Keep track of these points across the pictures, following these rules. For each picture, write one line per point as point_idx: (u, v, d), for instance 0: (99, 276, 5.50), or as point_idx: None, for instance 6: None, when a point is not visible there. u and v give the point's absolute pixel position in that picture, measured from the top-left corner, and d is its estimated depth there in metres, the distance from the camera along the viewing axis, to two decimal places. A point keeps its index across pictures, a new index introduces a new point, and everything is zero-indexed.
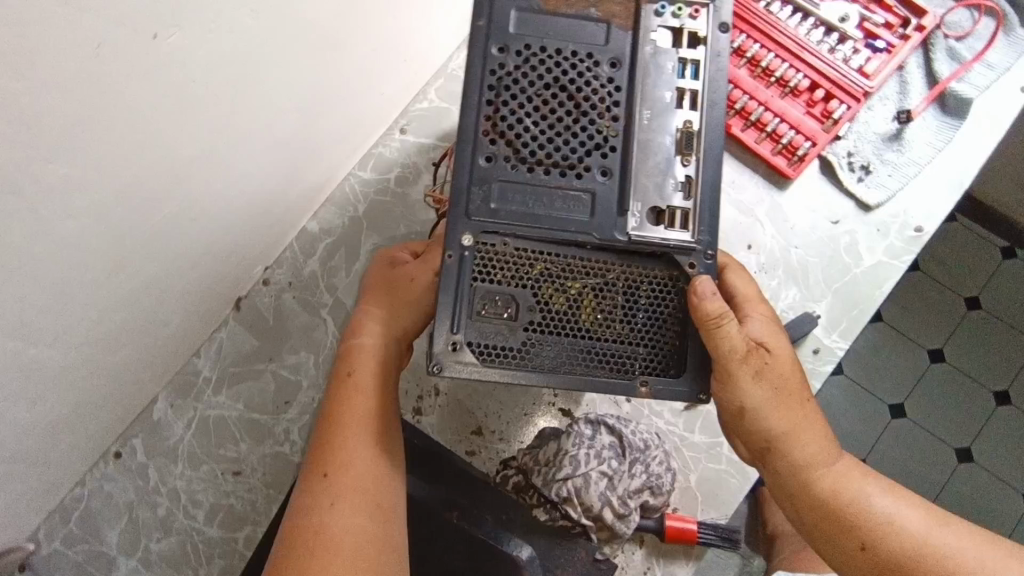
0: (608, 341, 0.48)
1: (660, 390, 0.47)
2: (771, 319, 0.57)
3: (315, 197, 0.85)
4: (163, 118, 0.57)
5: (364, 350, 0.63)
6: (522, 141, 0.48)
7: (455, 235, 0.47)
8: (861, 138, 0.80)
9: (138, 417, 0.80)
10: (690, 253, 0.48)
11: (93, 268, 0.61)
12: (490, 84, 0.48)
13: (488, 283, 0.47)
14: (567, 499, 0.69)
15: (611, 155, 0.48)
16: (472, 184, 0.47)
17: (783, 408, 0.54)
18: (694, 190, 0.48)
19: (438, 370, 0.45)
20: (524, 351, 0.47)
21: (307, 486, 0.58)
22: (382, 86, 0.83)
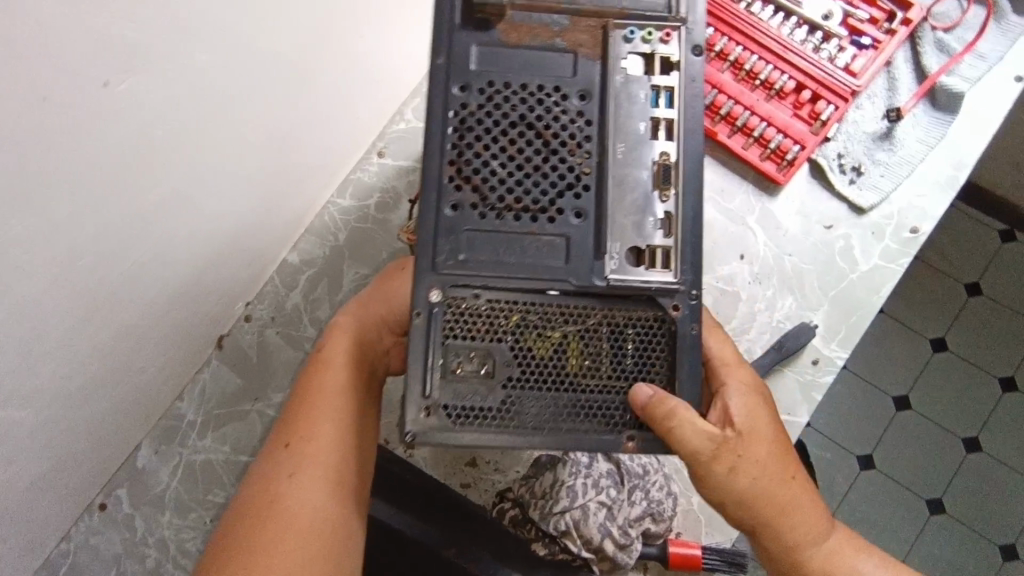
0: (592, 394, 0.45)
1: (649, 444, 0.46)
2: (748, 384, 0.54)
3: (293, 230, 0.82)
4: (123, 165, 0.55)
5: (340, 328, 0.62)
6: (489, 186, 0.45)
7: (422, 292, 0.44)
8: (850, 138, 0.78)
9: (122, 465, 0.77)
10: (674, 294, 0.46)
11: (61, 325, 0.58)
12: (453, 127, 0.45)
13: (460, 341, 0.45)
14: (566, 532, 0.67)
15: (584, 195, 0.46)
16: (439, 234, 0.45)
17: (764, 489, 0.51)
18: (675, 226, 0.46)
19: (410, 439, 0.44)
20: (503, 412, 0.45)
21: (268, 453, 0.56)
22: (355, 110, 0.80)
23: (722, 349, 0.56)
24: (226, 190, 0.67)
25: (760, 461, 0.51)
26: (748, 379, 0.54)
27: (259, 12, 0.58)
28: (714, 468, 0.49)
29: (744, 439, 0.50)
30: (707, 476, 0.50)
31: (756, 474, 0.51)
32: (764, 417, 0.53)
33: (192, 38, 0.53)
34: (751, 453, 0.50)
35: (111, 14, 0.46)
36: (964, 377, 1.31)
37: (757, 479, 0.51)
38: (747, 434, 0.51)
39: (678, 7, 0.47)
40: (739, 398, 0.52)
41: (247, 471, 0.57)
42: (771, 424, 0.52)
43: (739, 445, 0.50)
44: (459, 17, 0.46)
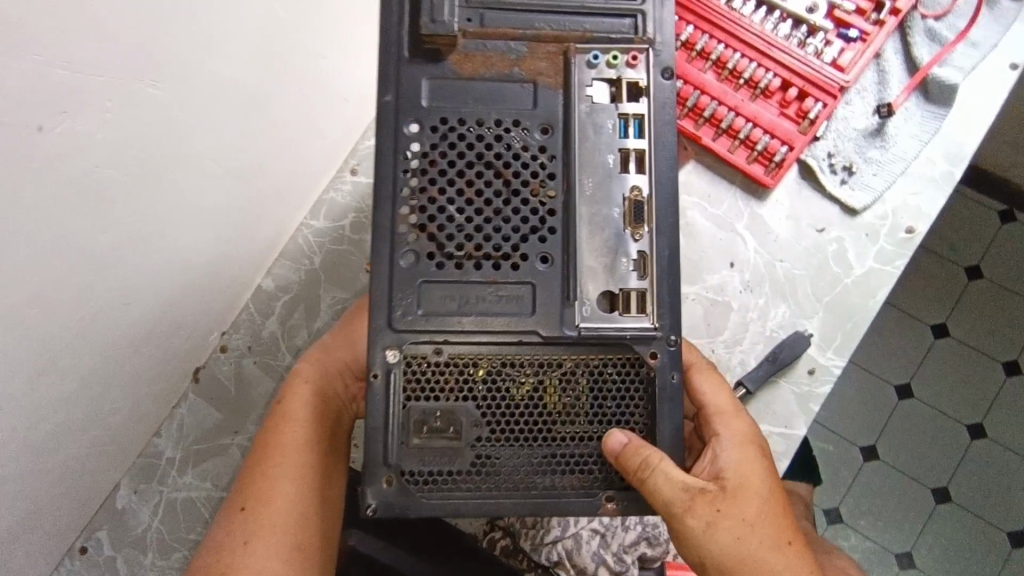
0: (563, 446, 0.45)
1: (628, 505, 0.45)
2: (744, 436, 0.52)
3: (265, 255, 0.80)
4: (70, 209, 0.52)
5: (300, 377, 0.63)
6: (447, 234, 0.44)
7: (379, 351, 0.43)
8: (840, 136, 0.75)
9: (101, 507, 0.75)
10: (651, 341, 0.45)
11: (18, 377, 0.55)
12: (408, 170, 0.44)
13: (423, 403, 0.44)
14: (559, 563, 0.66)
15: (549, 238, 0.45)
16: (397, 286, 0.44)
17: (760, 556, 0.47)
18: (650, 266, 0.45)
19: (372, 512, 0.43)
20: (472, 473, 0.44)
21: (226, 518, 0.57)
22: (323, 130, 0.77)
23: (719, 398, 0.54)
24: (187, 223, 0.64)
25: (754, 521, 0.47)
26: (744, 431, 0.53)
27: (205, 37, 0.55)
28: (698, 525, 0.46)
29: (734, 495, 0.48)
30: (692, 536, 0.47)
31: (749, 536, 0.47)
32: (757, 474, 0.50)
33: (135, 72, 0.50)
34: (742, 511, 0.47)
35: (40, 56, 0.43)
36: (965, 363, 1.29)
37: (752, 543, 0.47)
38: (737, 490, 0.48)
39: (646, 27, 0.46)
40: (730, 449, 0.51)
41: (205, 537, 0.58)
42: (768, 481, 0.50)
43: (727, 500, 0.47)
44: (408, 50, 0.45)
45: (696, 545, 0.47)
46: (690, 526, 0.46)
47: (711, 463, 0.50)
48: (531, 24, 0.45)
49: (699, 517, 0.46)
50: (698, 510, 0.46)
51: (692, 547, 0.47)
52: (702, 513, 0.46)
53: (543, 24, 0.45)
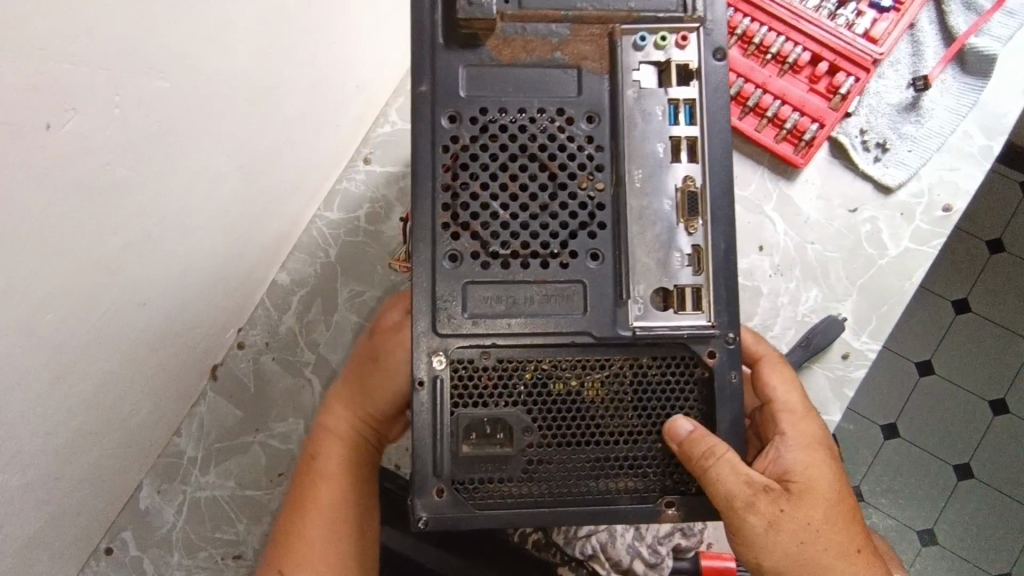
0: (617, 451, 0.43)
1: (689, 510, 0.44)
2: (812, 439, 0.50)
3: (279, 249, 0.77)
4: (81, 210, 0.50)
5: (328, 429, 0.59)
6: (491, 231, 0.42)
7: (423, 355, 0.42)
8: (873, 112, 0.72)
9: (124, 507, 0.74)
10: (708, 340, 0.43)
11: (35, 382, 0.54)
12: (446, 165, 0.42)
13: (471, 408, 0.42)
14: (593, 556, 0.65)
15: (598, 233, 0.43)
16: (439, 287, 0.42)
17: (824, 561, 0.45)
18: (705, 260, 0.43)
19: (423, 525, 0.42)
20: (525, 478, 0.43)
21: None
22: (335, 119, 0.74)
23: (789, 396, 0.52)
24: (199, 221, 0.62)
25: (819, 526, 0.46)
26: (813, 433, 0.50)
27: (213, 26, 0.52)
28: (760, 525, 0.44)
29: (800, 497, 0.46)
30: (752, 536, 0.45)
31: (813, 540, 0.45)
32: (823, 476, 0.48)
33: (142, 66, 0.48)
34: (808, 515, 0.45)
35: (44, 51, 0.40)
36: (987, 339, 1.27)
37: (816, 548, 0.45)
38: (804, 493, 0.46)
39: (695, 4, 0.44)
40: (797, 450, 0.49)
41: None
42: (836, 487, 0.48)
43: (792, 501, 0.46)
44: (442, 36, 0.43)
45: (758, 548, 0.45)
46: (753, 525, 0.44)
47: (774, 460, 0.48)
48: (572, 5, 0.43)
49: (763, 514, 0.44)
50: (762, 509, 0.44)
51: (753, 548, 0.45)
52: (765, 511, 0.45)
53: (586, 5, 0.43)
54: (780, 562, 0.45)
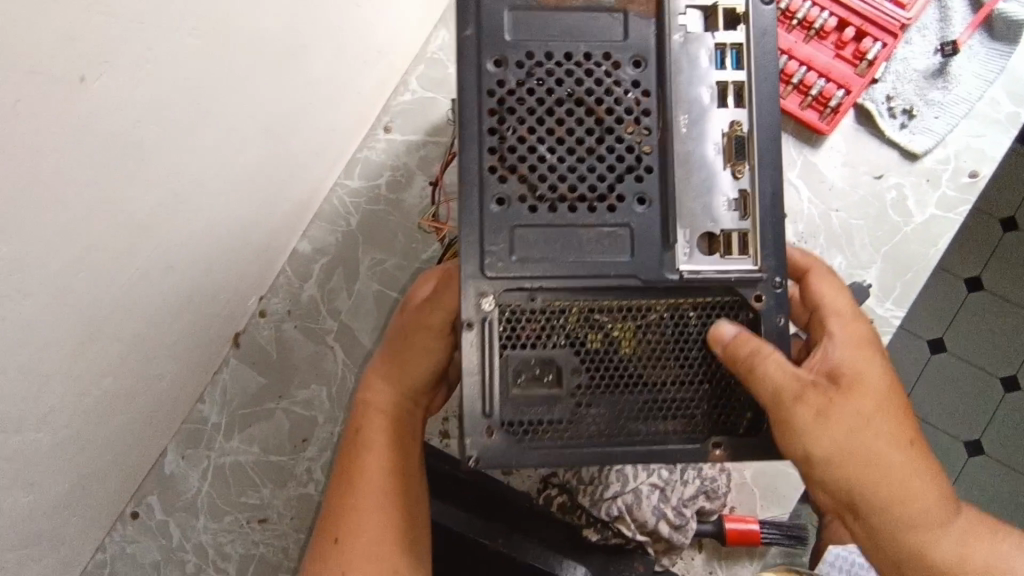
0: (664, 395, 0.44)
1: (737, 450, 0.44)
2: (861, 338, 0.47)
3: (301, 217, 0.77)
4: (111, 167, 0.49)
5: (374, 407, 0.57)
6: (538, 175, 0.42)
7: (471, 297, 0.42)
8: (900, 78, 0.71)
9: (149, 472, 0.75)
10: (755, 284, 0.44)
11: (64, 342, 0.54)
12: (492, 109, 0.42)
13: (519, 350, 0.43)
14: (618, 517, 0.65)
15: (646, 177, 0.43)
16: (486, 232, 0.42)
17: (878, 453, 0.43)
18: (751, 205, 0.43)
19: (474, 463, 0.42)
20: (573, 419, 0.43)
21: (318, 547, 0.54)
22: (358, 85, 0.74)
23: (838, 301, 0.49)
24: (225, 184, 0.62)
25: (871, 416, 0.43)
26: (862, 333, 0.47)
27: None
28: (808, 417, 0.42)
29: (850, 392, 0.44)
30: (801, 428, 0.42)
31: (868, 432, 0.43)
32: (873, 369, 0.45)
33: (172, 20, 0.48)
34: (858, 405, 0.43)
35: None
36: (1002, 317, 1.26)
37: (872, 438, 0.43)
38: (852, 385, 0.44)
39: None
40: (846, 347, 0.46)
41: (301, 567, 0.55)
42: (889, 382, 0.45)
43: (839, 393, 0.44)
44: None
45: (809, 440, 0.42)
46: (801, 415, 0.42)
47: (821, 359, 0.46)
48: None
49: (812, 407, 0.43)
50: (808, 399, 0.43)
51: (803, 441, 0.42)
52: (812, 402, 0.43)
53: None
54: (834, 458, 0.43)
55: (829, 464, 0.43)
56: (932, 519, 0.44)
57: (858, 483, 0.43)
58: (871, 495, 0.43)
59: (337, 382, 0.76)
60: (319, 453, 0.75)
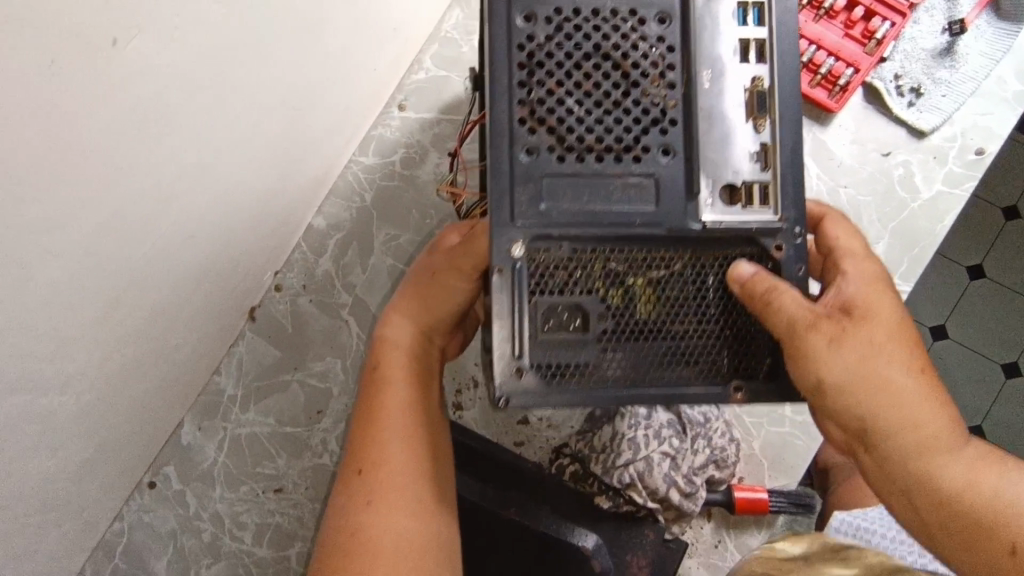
0: (686, 338, 0.45)
1: (756, 393, 0.46)
2: (875, 274, 0.47)
3: (316, 192, 0.78)
4: (140, 133, 0.50)
5: (394, 344, 0.57)
6: (566, 126, 0.43)
7: (503, 245, 0.43)
8: (908, 57, 0.72)
9: (166, 444, 0.76)
10: (775, 234, 0.45)
11: (89, 308, 0.55)
12: (522, 63, 0.43)
13: (548, 297, 0.44)
14: (630, 484, 0.67)
15: (670, 130, 0.44)
16: (516, 182, 0.43)
17: (891, 377, 0.43)
18: (772, 157, 0.45)
19: (505, 404, 0.43)
20: (598, 363, 0.45)
21: (342, 482, 0.53)
22: (374, 62, 0.75)
23: (853, 242, 0.50)
24: (247, 155, 0.63)
25: (883, 343, 0.44)
26: (877, 271, 0.48)
27: None
28: (819, 343, 0.43)
29: (860, 321, 0.44)
30: (812, 353, 0.43)
31: (878, 357, 0.43)
32: (886, 302, 0.46)
33: None
34: (870, 332, 0.44)
35: None
36: (1003, 304, 1.27)
37: (880, 363, 0.43)
38: (864, 314, 0.45)
39: None
40: (859, 281, 0.47)
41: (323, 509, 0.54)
42: (902, 314, 0.45)
43: (848, 321, 0.44)
44: None
45: (820, 364, 0.43)
46: (812, 340, 0.43)
47: (834, 294, 0.47)
48: None
49: (822, 332, 0.43)
50: (820, 326, 0.43)
51: (813, 366, 0.43)
52: (824, 328, 0.43)
53: None
54: (843, 382, 0.43)
55: (837, 387, 0.43)
56: (942, 445, 0.43)
57: (866, 406, 0.43)
58: (878, 418, 0.43)
59: (352, 354, 0.78)
60: (334, 424, 0.76)
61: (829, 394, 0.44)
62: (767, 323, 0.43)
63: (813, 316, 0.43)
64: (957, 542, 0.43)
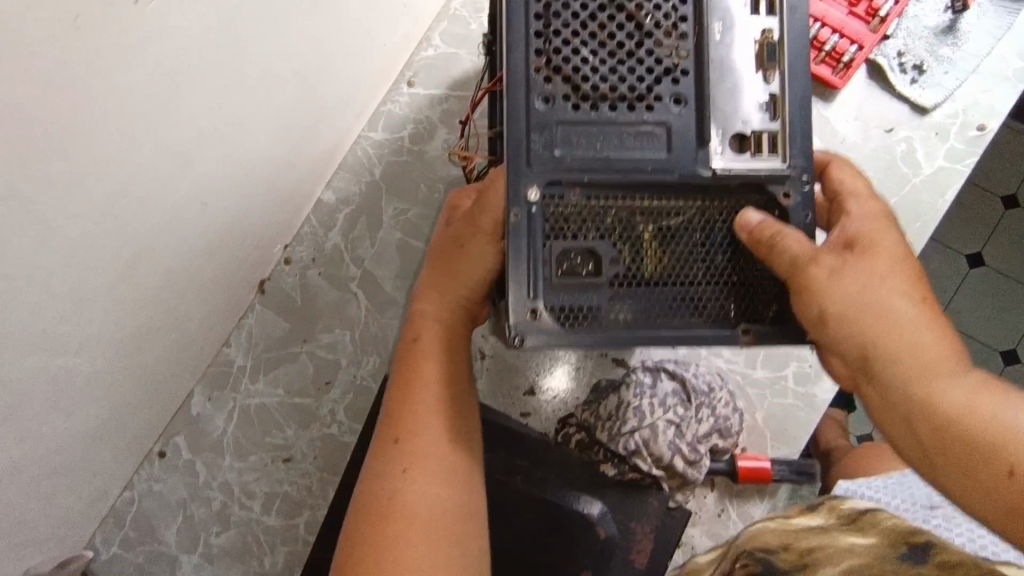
0: (698, 285, 0.47)
1: (765, 336, 0.46)
2: (880, 214, 0.47)
3: (326, 166, 0.79)
4: (161, 95, 0.50)
5: (427, 316, 0.58)
6: (581, 75, 0.45)
7: (519, 190, 0.45)
8: (911, 35, 0.73)
9: (176, 414, 0.77)
10: (783, 181, 0.47)
11: (107, 271, 0.55)
12: (538, 14, 0.45)
13: (564, 241, 0.46)
14: (636, 452, 0.67)
15: (682, 80, 0.46)
16: (532, 130, 0.45)
17: (889, 302, 0.42)
18: (781, 108, 0.46)
19: (519, 343, 0.45)
20: (611, 306, 0.46)
21: (378, 449, 0.54)
22: (385, 37, 0.76)
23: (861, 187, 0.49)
24: (259, 124, 0.63)
25: (881, 271, 0.43)
26: (882, 212, 0.47)
27: None
28: (823, 275, 0.43)
29: (861, 252, 0.44)
30: (815, 284, 0.43)
31: (873, 281, 0.42)
32: (889, 238, 0.45)
33: None
34: (870, 262, 0.43)
35: None
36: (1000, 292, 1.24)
37: (877, 287, 0.42)
38: (865, 248, 0.44)
39: None
40: (862, 220, 0.46)
41: (356, 476, 0.54)
42: (905, 249, 0.45)
43: (848, 253, 0.44)
44: None
45: (819, 292, 0.43)
46: (816, 275, 0.43)
47: (838, 234, 0.47)
48: None
49: (822, 262, 0.44)
50: (823, 261, 0.44)
51: (813, 297, 0.43)
52: (826, 263, 0.44)
53: None
54: (841, 307, 0.42)
55: (833, 312, 0.43)
56: (945, 368, 0.40)
57: (863, 329, 0.42)
58: (875, 339, 0.41)
59: (360, 326, 0.79)
60: (342, 395, 0.78)
61: (826, 321, 0.43)
62: (773, 265, 0.45)
63: (812, 251, 0.44)
64: (960, 471, 0.38)
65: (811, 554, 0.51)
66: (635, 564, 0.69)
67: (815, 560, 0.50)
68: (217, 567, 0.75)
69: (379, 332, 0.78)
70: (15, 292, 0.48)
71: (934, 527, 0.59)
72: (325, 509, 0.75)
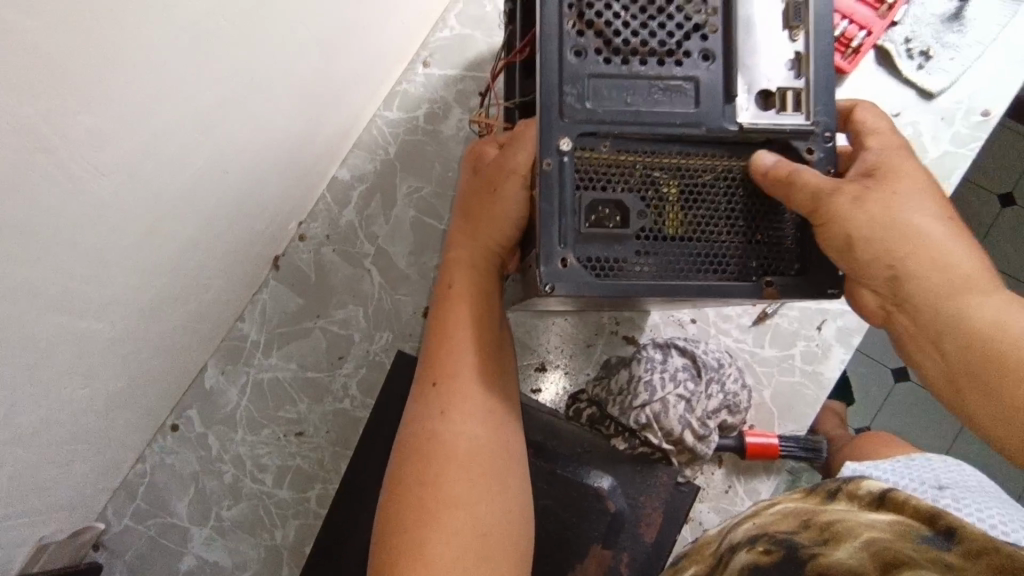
0: (722, 234, 0.49)
1: (786, 290, 0.49)
2: (898, 145, 0.49)
3: (343, 144, 0.80)
4: (190, 56, 0.51)
5: (459, 261, 0.61)
6: (613, 31, 0.47)
7: (552, 140, 0.46)
8: (918, 21, 0.74)
9: (190, 387, 0.78)
10: (808, 137, 0.49)
11: (130, 233, 0.55)
12: None
13: (594, 193, 0.47)
14: (646, 425, 0.68)
15: (710, 37, 0.48)
16: (564, 82, 0.47)
17: (914, 224, 0.45)
18: (806, 66, 0.48)
19: (550, 290, 0.46)
20: (641, 258, 0.48)
21: (417, 395, 0.57)
22: (402, 16, 0.77)
23: (881, 123, 0.51)
24: (279, 94, 0.64)
25: (903, 195, 0.46)
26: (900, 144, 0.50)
27: None
28: (843, 199, 0.45)
29: (887, 181, 0.47)
30: (838, 208, 0.45)
31: (898, 205, 0.45)
32: (907, 166, 0.47)
33: None
34: (892, 187, 0.46)
35: None
36: None
37: (906, 210, 0.45)
38: (885, 176, 0.47)
39: None
40: (878, 153, 0.49)
41: (399, 420, 0.58)
42: (924, 173, 0.47)
43: (873, 182, 0.46)
44: None
45: (843, 216, 0.45)
46: (835, 201, 0.46)
47: (858, 167, 0.49)
48: None
49: (846, 190, 0.46)
50: (844, 187, 0.46)
51: (836, 217, 0.46)
52: (847, 188, 0.46)
53: None
54: (868, 229, 0.45)
55: (861, 235, 0.45)
56: (975, 287, 0.44)
57: (894, 249, 0.45)
58: (905, 260, 0.45)
59: (373, 302, 0.80)
60: (355, 370, 0.79)
61: (857, 244, 0.46)
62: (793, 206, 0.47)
63: (832, 181, 0.46)
64: (979, 387, 0.43)
65: (832, 527, 0.45)
66: (643, 538, 0.70)
67: (838, 535, 0.43)
68: (228, 539, 0.76)
69: (392, 307, 0.80)
70: (42, 250, 0.47)
71: (945, 506, 0.53)
72: (336, 483, 0.76)
